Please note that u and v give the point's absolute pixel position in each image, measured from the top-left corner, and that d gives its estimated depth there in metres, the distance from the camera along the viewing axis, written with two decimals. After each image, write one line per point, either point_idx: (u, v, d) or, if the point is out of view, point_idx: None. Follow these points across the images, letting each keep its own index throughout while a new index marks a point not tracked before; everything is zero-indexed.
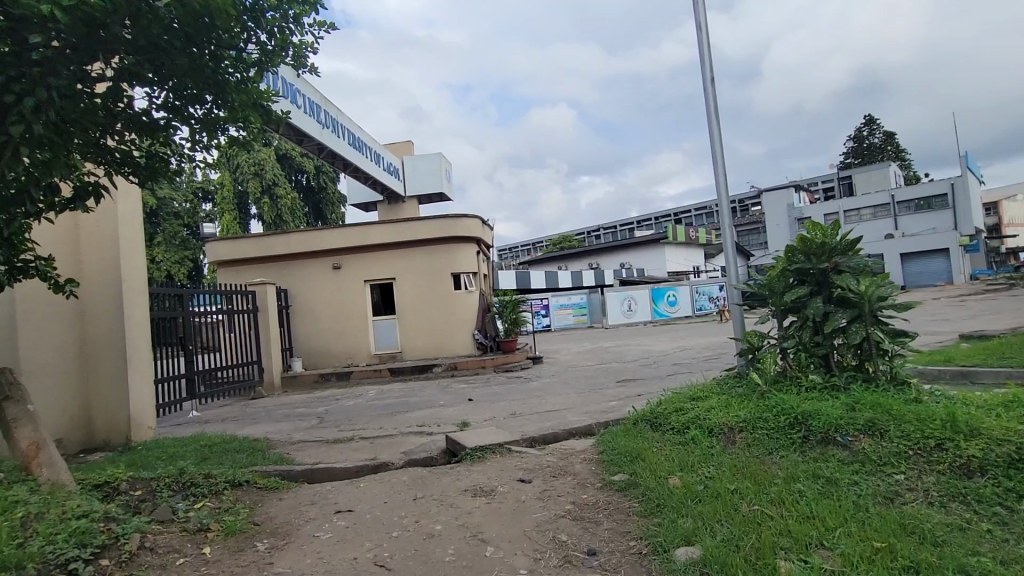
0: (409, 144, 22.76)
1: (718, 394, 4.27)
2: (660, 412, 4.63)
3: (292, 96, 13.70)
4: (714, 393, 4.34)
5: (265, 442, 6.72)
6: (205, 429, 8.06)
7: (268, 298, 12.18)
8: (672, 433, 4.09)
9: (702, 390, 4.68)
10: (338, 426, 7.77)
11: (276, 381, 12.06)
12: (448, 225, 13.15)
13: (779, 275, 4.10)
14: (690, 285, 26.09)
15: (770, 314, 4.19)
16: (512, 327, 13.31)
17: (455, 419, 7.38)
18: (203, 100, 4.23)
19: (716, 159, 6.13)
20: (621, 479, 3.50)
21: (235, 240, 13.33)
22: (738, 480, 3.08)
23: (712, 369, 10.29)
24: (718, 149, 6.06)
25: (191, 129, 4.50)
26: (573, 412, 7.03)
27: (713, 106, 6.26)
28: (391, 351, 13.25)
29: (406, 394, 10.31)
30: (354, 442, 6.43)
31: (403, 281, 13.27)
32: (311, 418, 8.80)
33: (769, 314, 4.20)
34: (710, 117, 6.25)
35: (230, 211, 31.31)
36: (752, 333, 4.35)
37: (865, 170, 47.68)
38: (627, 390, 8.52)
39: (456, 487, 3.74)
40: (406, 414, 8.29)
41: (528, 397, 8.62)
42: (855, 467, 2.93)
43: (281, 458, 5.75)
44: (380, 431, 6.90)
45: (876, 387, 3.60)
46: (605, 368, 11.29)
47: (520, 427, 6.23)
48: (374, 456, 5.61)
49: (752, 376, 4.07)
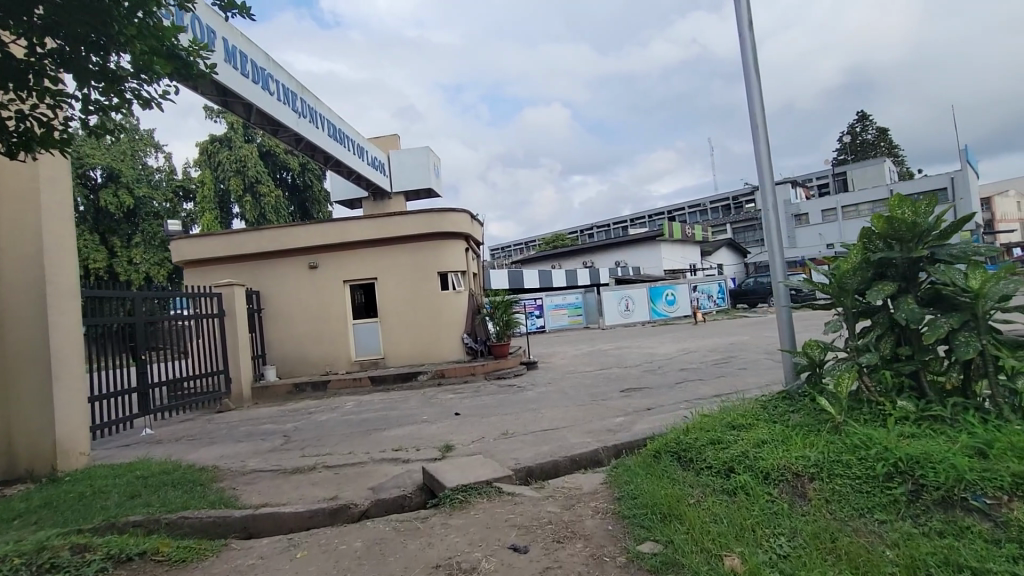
0: (395, 137, 21.70)
1: (768, 424, 3.31)
2: (689, 444, 3.65)
3: (263, 82, 12.63)
4: (762, 420, 3.39)
5: (212, 472, 5.70)
6: (149, 454, 7.00)
7: (238, 301, 11.05)
8: (711, 477, 3.12)
9: (742, 417, 3.72)
10: (303, 449, 6.74)
11: (245, 393, 10.95)
12: (435, 220, 12.12)
13: (855, 270, 3.20)
14: (689, 283, 25.21)
15: (840, 320, 3.33)
16: (505, 330, 12.32)
17: (436, 440, 6.38)
18: (95, 45, 3.34)
19: (756, 138, 5.37)
20: (654, 551, 2.53)
21: (203, 236, 12.19)
22: (833, 564, 2.12)
23: (724, 374, 9.36)
24: (758, 126, 5.33)
25: (87, 93, 3.52)
26: (573, 431, 6.03)
27: (755, 76, 5.42)
28: (373, 358, 12.20)
29: (387, 406, 9.29)
30: (315, 472, 5.42)
31: (387, 281, 12.24)
32: (277, 437, 7.77)
33: (838, 319, 3.34)
34: (751, 90, 5.45)
35: (211, 211, 30.11)
36: (811, 343, 3.41)
37: (862, 166, 47.19)
38: (635, 401, 7.53)
39: (424, 561, 2.74)
40: (383, 433, 7.26)
41: (522, 411, 7.63)
42: (1011, 550, 2.00)
43: (222, 498, 4.73)
44: (349, 457, 5.88)
45: (996, 419, 2.68)
46: (605, 375, 10.32)
47: (513, 455, 5.22)
48: (335, 495, 4.59)
49: (818, 400, 3.13)
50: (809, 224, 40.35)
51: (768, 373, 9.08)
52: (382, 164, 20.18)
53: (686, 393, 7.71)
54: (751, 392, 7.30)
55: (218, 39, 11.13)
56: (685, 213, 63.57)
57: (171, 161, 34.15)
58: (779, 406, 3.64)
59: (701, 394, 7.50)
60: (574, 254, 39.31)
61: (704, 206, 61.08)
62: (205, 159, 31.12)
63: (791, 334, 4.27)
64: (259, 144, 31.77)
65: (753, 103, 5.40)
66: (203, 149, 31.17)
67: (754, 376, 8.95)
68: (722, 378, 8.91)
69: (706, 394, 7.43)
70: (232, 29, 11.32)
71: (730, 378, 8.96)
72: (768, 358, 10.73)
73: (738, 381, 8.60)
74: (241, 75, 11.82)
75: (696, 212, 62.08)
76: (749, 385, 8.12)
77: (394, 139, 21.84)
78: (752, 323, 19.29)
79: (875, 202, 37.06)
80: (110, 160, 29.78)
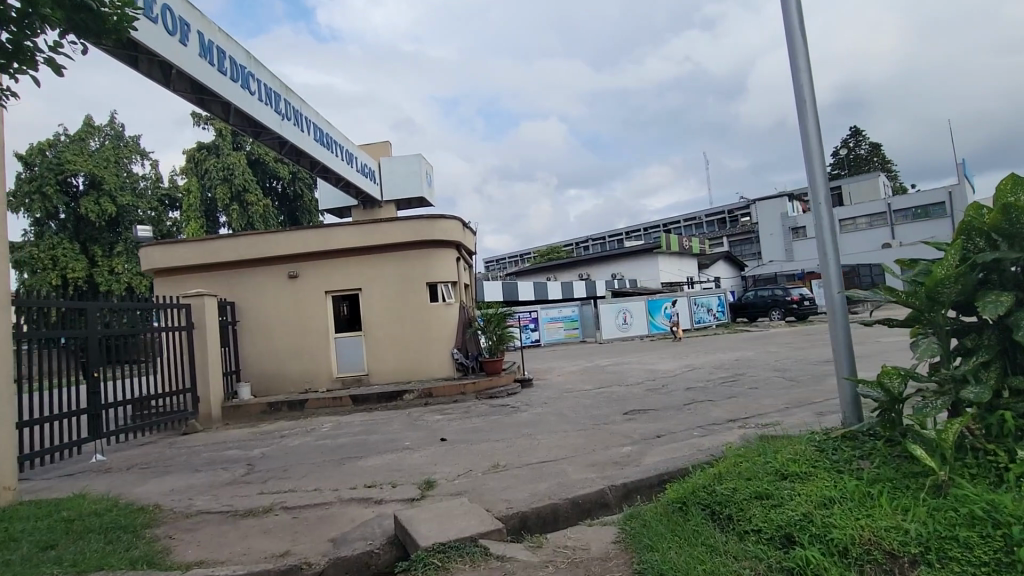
0: (386, 144, 21.05)
1: (834, 478, 2.64)
2: (725, 496, 2.89)
3: (243, 81, 11.93)
4: (824, 472, 2.72)
5: (150, 515, 4.85)
6: (90, 487, 6.15)
7: (208, 313, 10.18)
8: (761, 547, 2.39)
9: (793, 463, 3.00)
10: (265, 483, 5.89)
11: (215, 413, 10.04)
12: (424, 227, 11.40)
13: (957, 284, 3.02)
14: (688, 296, 24.56)
15: (931, 338, 3.19)
16: (497, 344, 11.54)
17: (417, 472, 5.55)
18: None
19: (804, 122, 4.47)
20: None
21: (175, 244, 11.39)
22: None
23: (736, 395, 8.58)
24: (806, 105, 4.43)
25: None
26: (573, 464, 5.21)
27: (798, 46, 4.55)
28: (356, 375, 11.35)
29: (367, 428, 8.44)
30: (270, 515, 4.58)
31: (372, 292, 11.44)
32: (239, 466, 6.91)
33: (929, 337, 3.19)
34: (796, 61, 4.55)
35: (197, 219, 29.31)
36: (889, 372, 2.99)
37: (857, 181, 47.14)
38: (641, 427, 6.76)
39: None
40: (359, 461, 6.42)
41: (515, 437, 6.80)
42: None
43: (150, 552, 3.90)
44: (313, 495, 5.04)
45: None
46: (605, 394, 9.52)
47: (504, 497, 4.41)
48: (286, 551, 3.78)
49: (913, 449, 2.54)
50: (806, 237, 39.98)
51: (784, 394, 8.32)
52: (372, 171, 19.47)
53: (699, 417, 6.91)
54: (772, 416, 6.51)
55: (193, 33, 10.45)
56: (680, 226, 63.32)
57: (158, 169, 33.44)
58: (844, 452, 2.98)
59: (716, 419, 6.71)
60: (569, 266, 38.74)
61: (700, 220, 60.93)
62: (192, 166, 30.41)
63: (852, 356, 4.06)
64: (248, 152, 31.12)
65: (798, 64, 4.52)
66: (190, 157, 30.47)
67: (770, 397, 8.16)
68: (735, 400, 8.12)
69: (722, 419, 6.64)
70: (208, 23, 10.64)
71: (744, 399, 8.18)
72: (780, 377, 9.94)
73: (753, 402, 7.81)
74: (218, 72, 11.11)
75: (692, 225, 61.85)
76: (767, 407, 7.33)
77: (385, 146, 21.18)
78: (754, 338, 18.53)
79: (872, 215, 36.71)
80: (93, 167, 29.07)
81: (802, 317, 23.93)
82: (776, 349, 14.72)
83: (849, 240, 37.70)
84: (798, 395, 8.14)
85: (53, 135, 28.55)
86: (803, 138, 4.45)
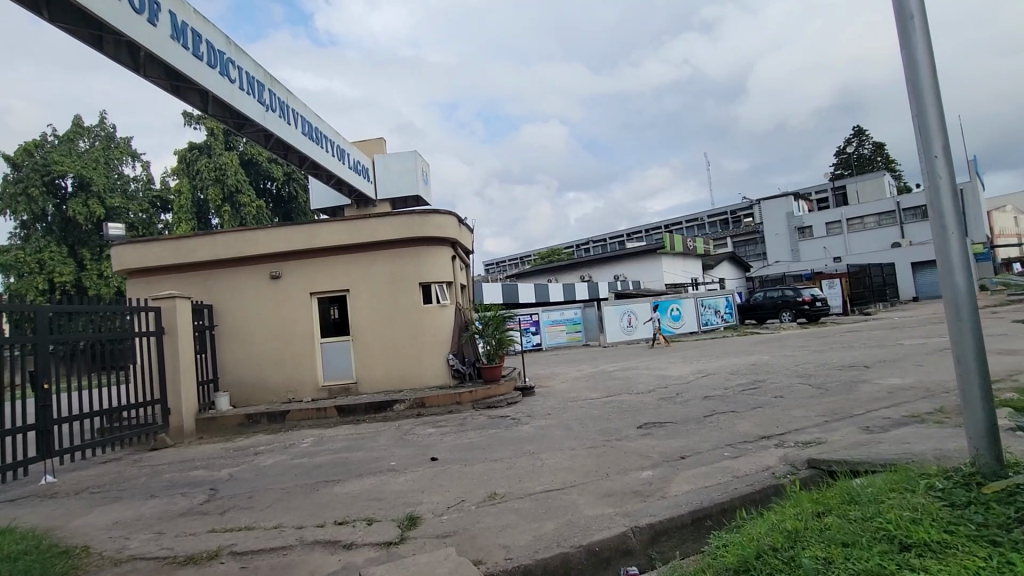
0: (380, 141, 20.35)
1: (996, 565, 2.01)
2: (816, 570, 2.20)
3: (221, 67, 11.12)
4: (971, 557, 2.08)
5: (74, 561, 3.99)
6: (22, 520, 5.30)
7: (179, 316, 9.32)
8: None
9: (915, 530, 2.35)
10: (224, 515, 5.03)
11: (187, 426, 9.17)
12: (417, 224, 10.54)
13: None
14: (694, 297, 23.70)
15: None
16: (496, 349, 10.68)
17: (399, 503, 4.68)
18: None
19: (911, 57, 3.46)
20: None
21: (148, 241, 10.55)
22: None
23: (761, 405, 7.71)
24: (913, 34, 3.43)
25: None
26: (585, 495, 4.34)
27: None
28: (344, 383, 10.49)
29: (350, 444, 7.58)
30: (214, 563, 3.73)
31: (360, 293, 10.59)
32: (200, 491, 6.05)
33: None
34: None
35: (188, 220, 28.45)
36: None
37: (862, 180, 46.35)
38: (661, 444, 5.89)
39: None
40: (336, 486, 5.55)
41: (514, 457, 5.93)
42: None
43: None
44: (272, 535, 4.17)
45: None
46: (615, 404, 8.65)
47: (501, 543, 3.55)
48: None
49: None
50: (812, 237, 39.13)
51: (817, 404, 7.44)
52: (366, 168, 18.63)
53: (726, 434, 6.03)
54: (811, 432, 5.64)
55: (163, 12, 9.65)
56: (682, 227, 62.52)
57: (149, 170, 32.66)
58: (991, 519, 2.36)
59: (745, 435, 5.83)
60: (571, 268, 37.93)
61: (702, 221, 60.17)
62: (183, 167, 29.63)
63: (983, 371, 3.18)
64: (240, 153, 30.35)
65: None
66: (181, 157, 29.71)
67: (801, 407, 7.28)
68: (762, 411, 7.25)
69: (753, 436, 5.75)
70: (181, 2, 9.85)
71: (771, 410, 7.30)
72: (806, 383, 9.07)
73: (783, 414, 6.93)
74: (193, 56, 10.30)
75: (694, 226, 61.07)
76: (800, 420, 6.46)
77: (379, 143, 20.49)
78: (766, 341, 17.65)
79: (880, 214, 35.83)
80: (81, 168, 28.27)
81: (814, 319, 23.06)
82: (793, 352, 13.83)
83: (857, 239, 36.86)
84: (831, 405, 7.27)
85: (40, 136, 27.89)
86: (908, 65, 3.49)
